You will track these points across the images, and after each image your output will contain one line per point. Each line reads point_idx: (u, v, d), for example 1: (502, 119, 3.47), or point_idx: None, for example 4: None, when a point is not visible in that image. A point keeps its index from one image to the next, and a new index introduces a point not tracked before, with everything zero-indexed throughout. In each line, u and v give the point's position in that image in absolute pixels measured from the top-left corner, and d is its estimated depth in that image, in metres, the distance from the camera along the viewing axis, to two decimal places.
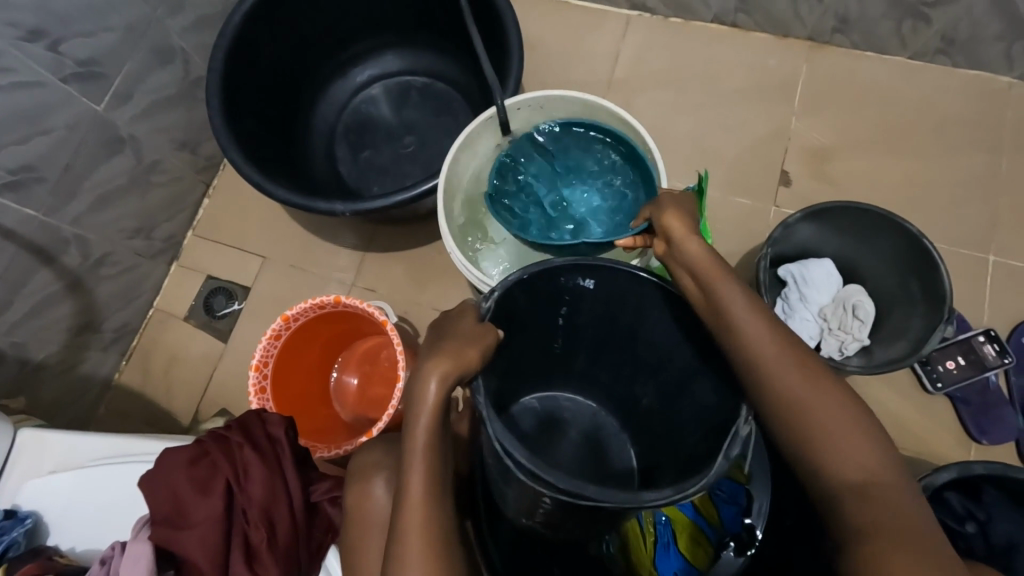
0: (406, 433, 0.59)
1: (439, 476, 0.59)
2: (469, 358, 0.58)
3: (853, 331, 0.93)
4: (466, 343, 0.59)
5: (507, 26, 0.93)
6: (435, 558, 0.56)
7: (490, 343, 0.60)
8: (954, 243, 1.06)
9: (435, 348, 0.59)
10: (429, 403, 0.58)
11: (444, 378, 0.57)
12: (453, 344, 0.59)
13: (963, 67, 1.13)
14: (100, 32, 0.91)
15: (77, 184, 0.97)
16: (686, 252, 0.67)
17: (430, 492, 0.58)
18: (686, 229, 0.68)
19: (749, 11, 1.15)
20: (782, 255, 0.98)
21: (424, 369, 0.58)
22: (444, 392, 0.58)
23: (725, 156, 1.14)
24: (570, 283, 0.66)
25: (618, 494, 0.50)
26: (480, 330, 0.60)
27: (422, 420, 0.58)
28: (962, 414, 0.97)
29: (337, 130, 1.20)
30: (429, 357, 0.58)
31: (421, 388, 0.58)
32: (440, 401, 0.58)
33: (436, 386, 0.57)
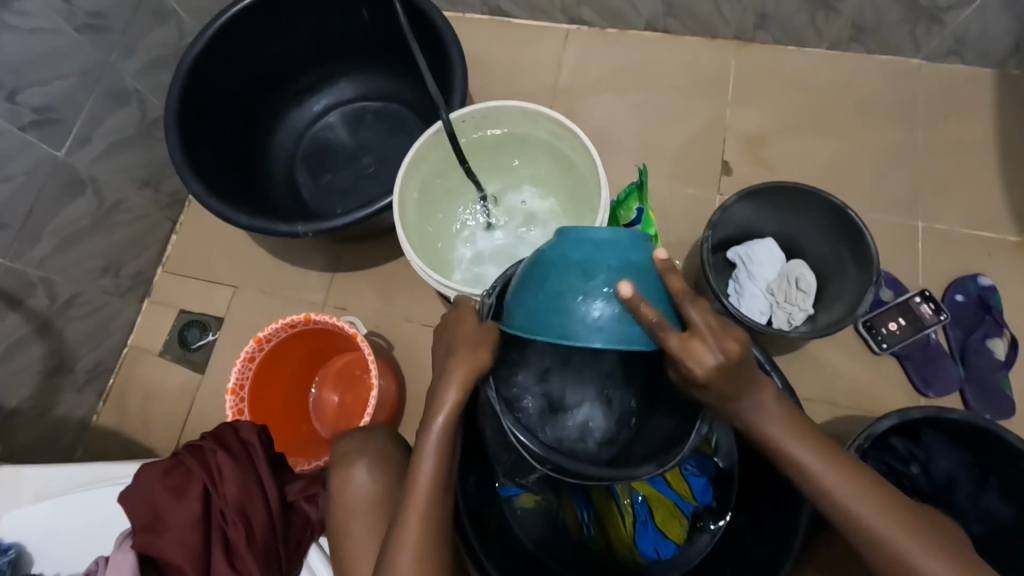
0: (421, 428, 0.64)
1: (445, 470, 0.64)
2: (480, 359, 0.62)
3: (798, 302, 1.00)
4: (473, 343, 0.63)
5: (449, 45, 0.99)
6: (430, 540, 0.63)
7: (498, 345, 0.63)
8: (885, 213, 1.14)
9: (452, 355, 0.63)
10: (448, 407, 0.63)
11: (460, 380, 0.62)
12: (466, 347, 0.63)
13: (875, 52, 1.22)
14: (55, 79, 0.94)
15: (41, 228, 0.99)
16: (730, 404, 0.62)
17: (437, 483, 0.64)
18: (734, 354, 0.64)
19: (677, 16, 1.23)
20: (729, 238, 1.04)
21: (444, 374, 0.63)
22: (463, 396, 0.63)
23: (669, 151, 1.21)
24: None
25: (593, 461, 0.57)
26: (486, 329, 0.64)
27: (439, 421, 0.63)
28: (909, 370, 1.04)
29: (297, 158, 1.23)
30: (448, 364, 0.63)
31: (441, 391, 0.63)
32: (458, 405, 0.63)
33: (454, 391, 0.62)
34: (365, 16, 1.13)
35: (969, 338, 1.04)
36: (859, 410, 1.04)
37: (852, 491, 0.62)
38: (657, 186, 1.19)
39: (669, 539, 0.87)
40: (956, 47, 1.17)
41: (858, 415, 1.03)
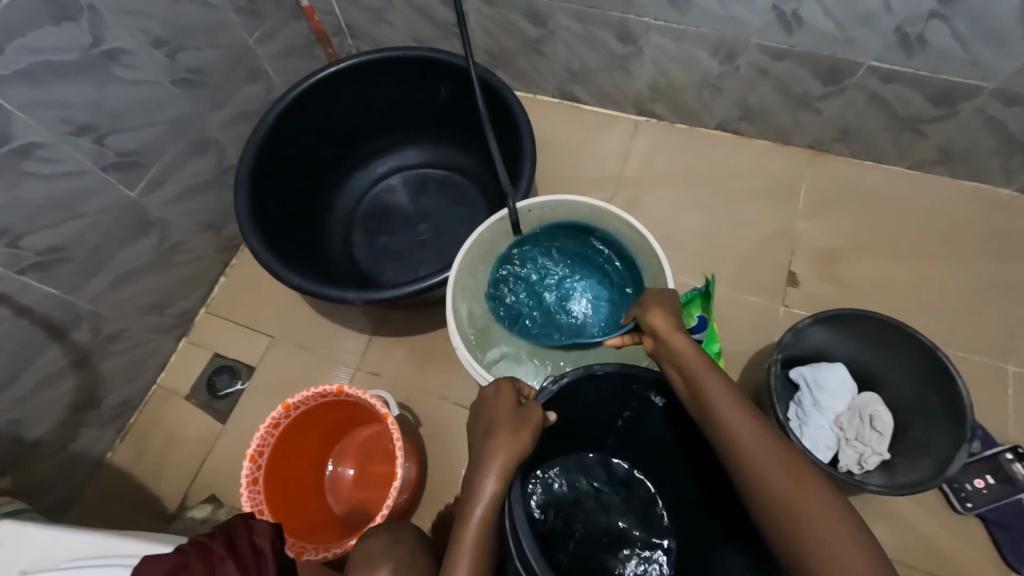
0: (459, 521, 0.59)
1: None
2: (519, 444, 0.62)
3: (872, 443, 0.89)
4: (514, 430, 0.62)
5: (522, 131, 0.99)
6: None
7: (536, 432, 0.64)
8: (971, 351, 1.04)
9: (489, 440, 0.62)
10: (487, 498, 0.59)
11: (505, 465, 0.60)
12: (504, 432, 0.62)
13: (962, 177, 1.16)
14: (144, 126, 0.98)
15: (100, 264, 1.00)
16: (672, 349, 0.68)
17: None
18: (670, 324, 0.70)
19: (752, 120, 1.21)
20: (794, 357, 0.96)
21: (484, 463, 0.60)
22: (504, 486, 0.60)
23: (732, 254, 1.16)
24: (642, 393, 0.73)
25: None
26: (521, 414, 0.64)
27: (477, 515, 0.59)
28: (999, 539, 0.91)
29: (355, 218, 1.24)
30: (487, 451, 0.61)
31: (480, 480, 0.60)
32: (497, 496, 0.60)
33: (495, 480, 0.60)
34: (442, 92, 1.15)
35: None
36: None
37: (787, 476, 0.57)
38: (717, 289, 1.13)
39: None
40: None
41: None
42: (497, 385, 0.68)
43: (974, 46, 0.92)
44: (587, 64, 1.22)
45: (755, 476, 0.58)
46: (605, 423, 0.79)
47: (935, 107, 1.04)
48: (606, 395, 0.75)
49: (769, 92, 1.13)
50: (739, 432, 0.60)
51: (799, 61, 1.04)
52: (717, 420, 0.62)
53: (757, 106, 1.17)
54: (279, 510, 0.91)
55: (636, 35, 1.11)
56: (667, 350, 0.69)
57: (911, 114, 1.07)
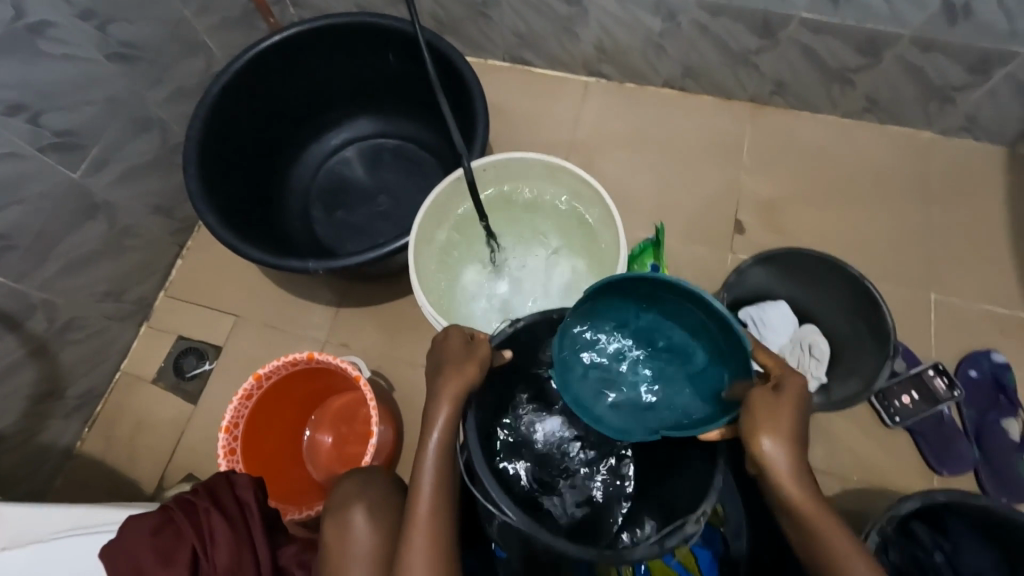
0: (417, 445, 0.63)
1: (448, 493, 0.63)
2: (469, 373, 0.65)
3: (811, 369, 0.98)
4: (463, 361, 0.66)
5: (474, 95, 1.00)
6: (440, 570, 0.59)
7: (485, 363, 0.67)
8: (897, 283, 1.14)
9: (441, 374, 0.66)
10: (441, 423, 0.63)
11: (456, 393, 0.64)
12: (452, 365, 0.66)
13: (888, 124, 1.25)
14: (80, 104, 0.94)
15: (48, 250, 0.98)
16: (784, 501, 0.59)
17: (439, 505, 0.62)
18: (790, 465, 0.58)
19: (695, 78, 1.26)
20: (741, 298, 1.03)
21: (436, 393, 0.64)
22: (455, 412, 0.64)
23: (682, 208, 1.21)
24: None
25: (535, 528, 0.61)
26: (469, 347, 0.67)
27: (432, 439, 0.63)
28: (922, 447, 1.01)
29: (312, 192, 1.23)
30: (439, 384, 0.65)
31: (433, 410, 0.64)
32: (450, 420, 0.63)
33: (446, 406, 0.63)
34: (391, 60, 1.14)
35: (985, 417, 1.02)
36: (871, 485, 1.01)
37: None
38: (669, 241, 1.19)
39: None
40: (967, 124, 1.19)
41: (870, 490, 1.00)
42: (447, 329, 0.70)
43: None
44: (534, 28, 1.23)
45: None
46: None
47: (861, 56, 1.11)
48: None
49: (710, 49, 1.18)
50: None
51: (735, 16, 1.09)
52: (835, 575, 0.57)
53: (700, 63, 1.22)
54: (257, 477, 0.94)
55: None
56: (776, 495, 0.59)
57: (840, 64, 1.13)
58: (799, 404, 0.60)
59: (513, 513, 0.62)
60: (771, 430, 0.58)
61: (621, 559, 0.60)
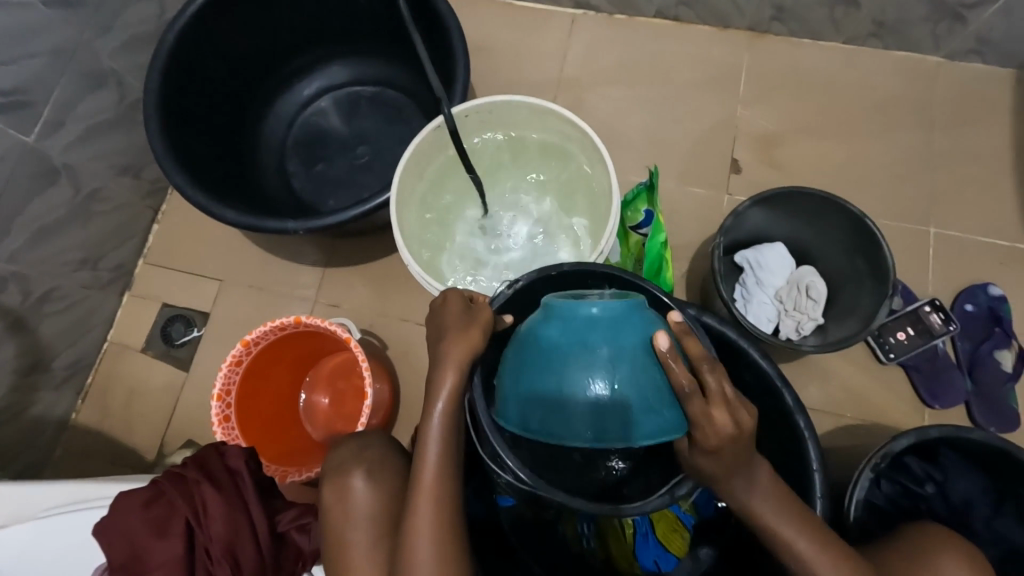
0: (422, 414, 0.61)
1: (452, 458, 0.62)
2: (472, 340, 0.62)
3: (808, 311, 0.96)
4: (466, 329, 0.62)
5: (452, 33, 0.93)
6: (446, 533, 0.60)
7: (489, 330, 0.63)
8: (897, 218, 1.11)
9: (444, 340, 0.62)
10: (446, 393, 0.61)
11: (460, 361, 0.61)
12: (455, 331, 0.62)
13: (893, 49, 1.18)
14: (22, 59, 0.87)
15: (11, 220, 0.93)
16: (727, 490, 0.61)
17: (445, 471, 0.61)
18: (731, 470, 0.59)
19: (690, 5, 1.17)
20: (737, 241, 1.01)
21: (440, 361, 0.61)
22: (461, 380, 0.61)
23: (678, 147, 1.16)
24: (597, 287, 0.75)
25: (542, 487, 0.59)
26: (472, 313, 0.64)
27: (438, 408, 0.61)
28: (915, 381, 1.02)
29: (287, 147, 1.17)
30: (442, 351, 0.62)
31: (438, 377, 0.61)
32: (455, 389, 0.61)
33: (452, 375, 0.61)
34: None
35: (979, 350, 1.02)
36: (865, 420, 1.02)
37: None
38: (663, 184, 1.15)
39: (670, 554, 0.79)
40: (978, 46, 1.12)
41: (864, 425, 1.02)
42: (445, 294, 0.66)
43: None
44: None
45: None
46: None
47: None
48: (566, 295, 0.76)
49: None
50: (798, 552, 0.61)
51: None
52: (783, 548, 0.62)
53: None
54: (255, 441, 0.94)
55: None
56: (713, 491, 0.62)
57: None
58: (726, 406, 0.56)
59: (524, 473, 0.59)
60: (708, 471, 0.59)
61: (627, 512, 0.58)
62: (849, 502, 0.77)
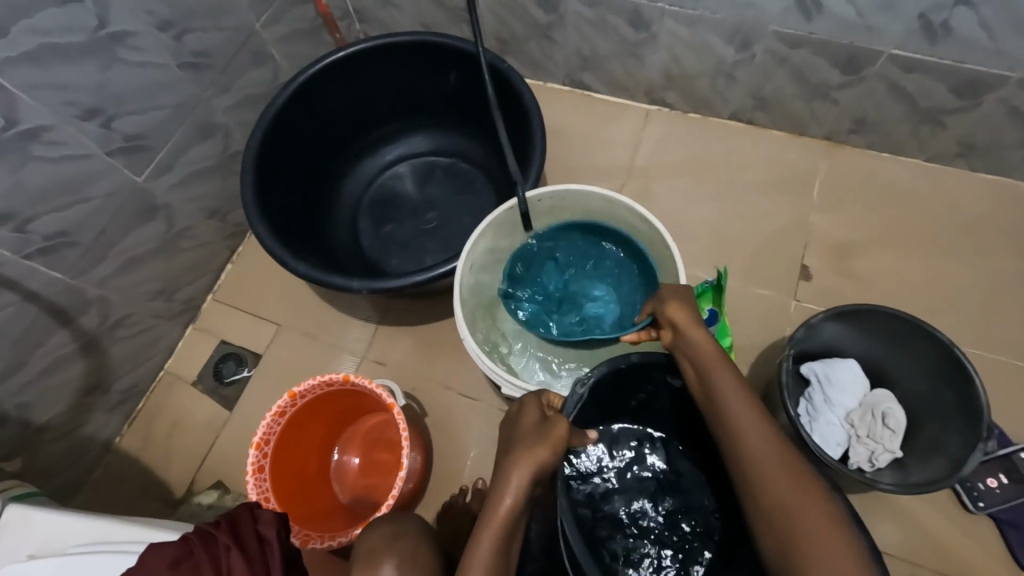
0: (470, 539, 0.57)
1: None
2: (541, 459, 0.59)
3: (884, 441, 0.88)
4: (536, 444, 0.60)
5: (532, 119, 0.97)
6: None
7: (558, 451, 0.62)
8: (987, 349, 1.02)
9: (512, 453, 0.60)
10: (505, 515, 0.57)
11: (523, 480, 0.58)
12: (526, 446, 0.60)
13: (982, 171, 1.13)
14: (150, 110, 0.97)
15: (107, 249, 1.00)
16: (695, 346, 0.69)
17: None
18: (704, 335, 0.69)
19: (766, 110, 1.19)
20: (806, 352, 0.95)
21: (502, 481, 0.59)
22: (519, 504, 0.58)
23: (745, 247, 1.14)
24: (658, 376, 0.76)
25: None
26: (545, 427, 0.63)
27: (487, 535, 0.56)
28: (1010, 539, 0.90)
29: (362, 206, 1.23)
30: (508, 464, 0.60)
31: (498, 495, 0.58)
32: (511, 513, 0.57)
33: (513, 495, 0.58)
34: (451, 78, 1.13)
35: None
36: None
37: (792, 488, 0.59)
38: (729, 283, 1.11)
39: None
40: None
41: None
42: (522, 402, 0.68)
43: (1000, 34, 0.89)
44: (599, 51, 1.20)
45: (778, 531, 0.58)
46: (638, 402, 0.81)
47: (957, 98, 1.01)
48: (632, 382, 0.77)
49: (784, 81, 1.11)
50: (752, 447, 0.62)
51: (817, 48, 1.02)
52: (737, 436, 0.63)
53: (772, 95, 1.15)
54: (284, 496, 0.92)
55: (649, 22, 1.09)
56: (687, 348, 0.69)
57: (932, 104, 1.04)
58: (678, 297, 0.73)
59: None
60: (671, 300, 0.73)
61: None
62: None
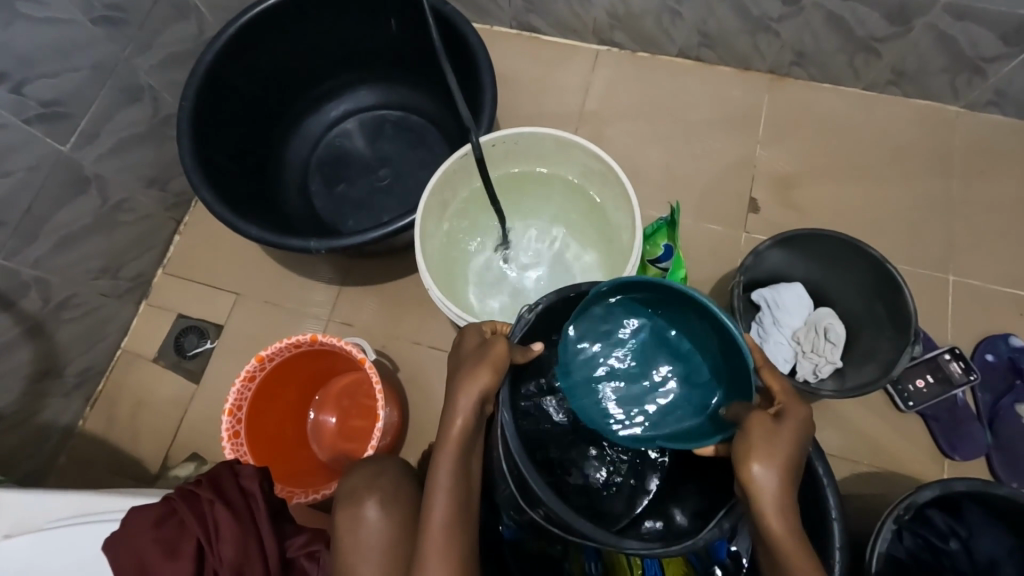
0: (431, 462, 0.61)
1: (461, 505, 0.60)
2: (485, 380, 0.61)
3: (826, 353, 0.95)
4: (476, 362, 0.62)
5: (480, 64, 0.95)
6: None
7: (502, 368, 0.62)
8: (916, 264, 1.11)
9: (458, 378, 0.63)
10: (454, 436, 0.61)
11: (470, 401, 0.61)
12: (469, 369, 0.62)
13: (913, 97, 1.19)
14: (65, 72, 0.90)
15: (39, 226, 0.94)
16: (767, 529, 0.54)
17: (453, 526, 0.59)
18: (778, 506, 0.54)
19: (712, 46, 1.20)
20: (755, 280, 1.01)
21: (452, 405, 0.62)
22: (470, 424, 0.62)
23: (695, 184, 1.17)
24: None
25: (561, 513, 0.60)
26: (485, 346, 0.63)
27: (447, 457, 0.61)
28: (935, 431, 1.00)
29: (311, 165, 1.19)
30: (455, 389, 0.63)
31: (448, 422, 0.62)
32: (465, 431, 0.62)
33: (462, 417, 0.61)
34: (392, 25, 1.08)
35: (1000, 402, 1.00)
36: (882, 469, 1.00)
37: None
38: (682, 221, 1.15)
39: None
40: (996, 98, 1.14)
41: (881, 474, 0.99)
42: (465, 329, 0.69)
43: None
44: None
45: None
46: None
47: (889, 25, 1.05)
48: None
49: (728, 15, 1.11)
50: None
51: None
52: None
53: (717, 30, 1.15)
54: (262, 457, 0.93)
55: None
56: (757, 524, 0.55)
57: (867, 33, 1.07)
58: (795, 439, 0.56)
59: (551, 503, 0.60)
60: (762, 450, 0.54)
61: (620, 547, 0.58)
62: (870, 554, 0.74)
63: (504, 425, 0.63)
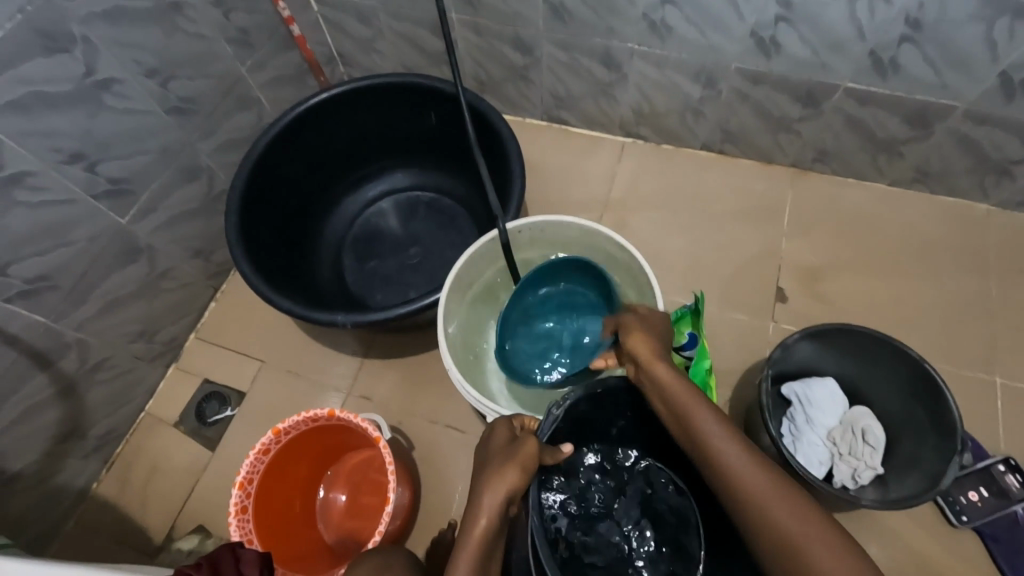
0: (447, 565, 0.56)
1: None
2: (513, 478, 0.60)
3: (865, 458, 0.89)
4: (505, 460, 0.61)
5: (510, 157, 1.00)
6: None
7: (529, 468, 0.62)
8: (957, 364, 1.05)
9: (484, 475, 0.61)
10: (475, 537, 0.57)
11: (496, 499, 0.59)
12: (496, 465, 0.61)
13: (942, 195, 1.19)
14: (135, 155, 0.99)
15: (88, 292, 1.00)
16: (650, 374, 0.68)
17: None
18: (651, 351, 0.70)
19: (735, 142, 1.24)
20: (784, 373, 0.97)
21: (476, 502, 0.59)
22: (494, 526, 0.58)
23: (720, 273, 1.17)
24: (639, 402, 0.76)
25: None
26: (515, 446, 0.63)
27: (465, 558, 0.56)
28: (995, 553, 0.90)
29: (346, 242, 1.24)
30: (480, 486, 0.60)
31: (470, 521, 0.58)
32: (488, 532, 0.57)
33: (486, 516, 0.58)
34: (431, 118, 1.17)
35: None
36: None
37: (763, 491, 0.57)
38: (706, 308, 1.14)
39: None
40: None
41: None
42: (494, 424, 0.69)
43: (944, 69, 0.95)
44: (573, 90, 1.25)
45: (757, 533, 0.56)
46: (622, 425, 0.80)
47: (910, 127, 1.07)
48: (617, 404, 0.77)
49: (749, 115, 1.17)
50: (724, 465, 0.60)
51: (777, 84, 1.08)
52: (707, 457, 0.61)
53: (739, 128, 1.20)
54: (268, 538, 0.90)
55: (619, 62, 1.15)
56: (646, 372, 0.69)
57: (889, 134, 1.10)
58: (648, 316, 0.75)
59: None
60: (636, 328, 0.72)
61: None
62: None
63: (532, 530, 0.63)
